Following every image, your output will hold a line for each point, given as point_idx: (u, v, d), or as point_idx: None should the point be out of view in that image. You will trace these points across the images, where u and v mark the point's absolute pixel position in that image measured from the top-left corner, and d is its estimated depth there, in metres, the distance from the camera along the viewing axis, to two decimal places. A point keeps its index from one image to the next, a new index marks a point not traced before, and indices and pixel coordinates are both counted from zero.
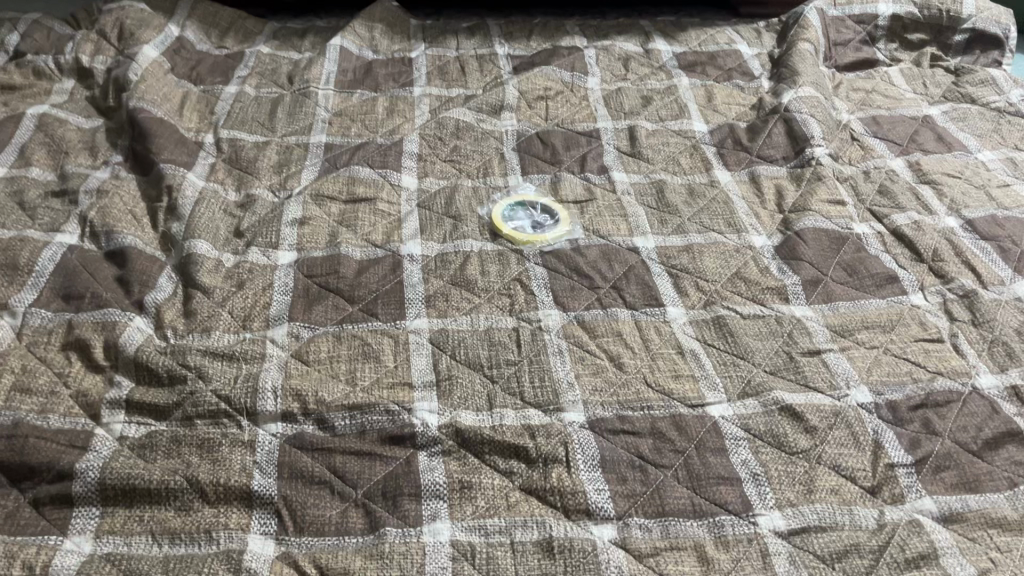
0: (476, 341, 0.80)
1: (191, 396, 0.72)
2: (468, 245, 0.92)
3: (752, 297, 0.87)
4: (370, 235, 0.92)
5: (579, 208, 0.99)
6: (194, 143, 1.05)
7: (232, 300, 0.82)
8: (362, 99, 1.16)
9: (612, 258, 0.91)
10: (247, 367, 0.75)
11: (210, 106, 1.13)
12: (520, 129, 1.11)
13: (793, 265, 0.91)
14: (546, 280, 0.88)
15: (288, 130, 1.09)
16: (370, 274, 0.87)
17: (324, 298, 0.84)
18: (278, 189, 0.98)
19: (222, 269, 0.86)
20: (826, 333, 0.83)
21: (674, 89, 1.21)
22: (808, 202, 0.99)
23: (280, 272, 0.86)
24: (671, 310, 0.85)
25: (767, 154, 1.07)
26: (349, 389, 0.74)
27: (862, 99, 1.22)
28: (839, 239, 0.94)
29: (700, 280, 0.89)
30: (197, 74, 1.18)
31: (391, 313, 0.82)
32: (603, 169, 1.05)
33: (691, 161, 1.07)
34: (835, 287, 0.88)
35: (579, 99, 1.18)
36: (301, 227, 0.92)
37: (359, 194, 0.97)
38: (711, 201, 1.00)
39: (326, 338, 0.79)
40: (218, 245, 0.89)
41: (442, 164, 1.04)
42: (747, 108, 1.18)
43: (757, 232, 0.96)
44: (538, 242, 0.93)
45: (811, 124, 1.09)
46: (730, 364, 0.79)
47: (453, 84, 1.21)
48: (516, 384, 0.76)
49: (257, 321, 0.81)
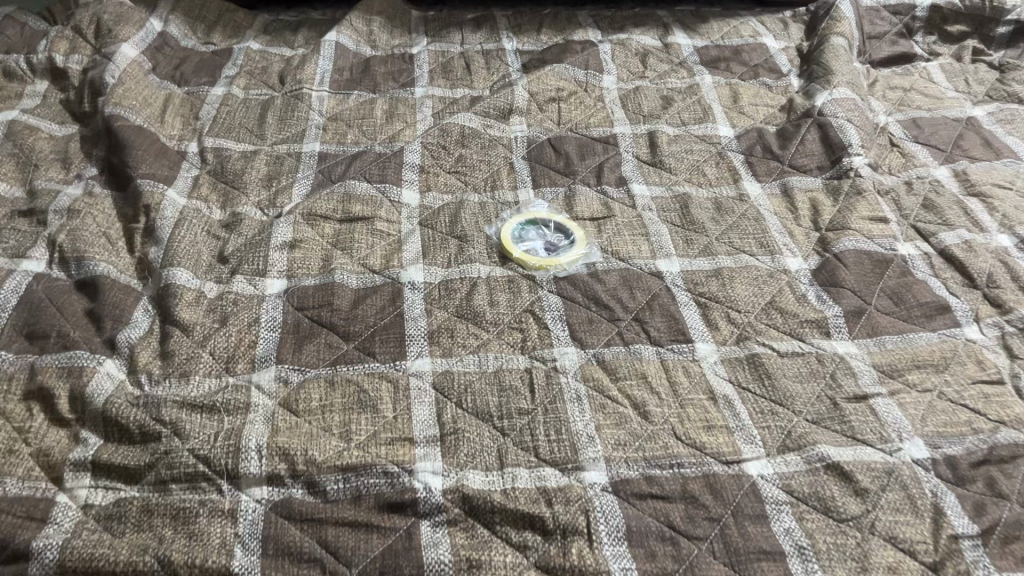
0: (484, 385, 0.72)
1: (166, 456, 0.64)
2: (475, 271, 0.83)
3: (790, 331, 0.78)
4: (368, 259, 0.84)
5: (596, 226, 0.90)
6: (176, 153, 0.96)
7: (213, 339, 0.74)
8: (359, 101, 1.07)
9: (633, 286, 0.83)
10: (229, 420, 0.67)
11: (194, 110, 1.04)
12: (531, 135, 1.02)
13: (833, 293, 0.82)
14: (561, 312, 0.80)
15: (279, 137, 1.00)
16: (366, 307, 0.78)
17: (317, 334, 0.75)
18: (267, 206, 0.90)
19: (204, 302, 0.78)
20: (872, 374, 0.74)
21: (696, 88, 1.12)
22: (847, 219, 0.90)
23: (268, 304, 0.78)
24: (700, 346, 0.77)
25: (800, 164, 0.98)
26: (343, 447, 0.66)
27: (899, 99, 1.12)
28: (882, 261, 0.86)
29: (732, 311, 0.80)
30: (181, 73, 1.09)
31: (390, 352, 0.74)
32: (621, 181, 0.96)
33: (717, 171, 0.98)
34: (880, 319, 0.80)
35: (594, 101, 1.09)
36: (292, 252, 0.83)
37: (355, 212, 0.88)
38: (740, 218, 0.92)
39: (318, 384, 0.71)
40: (200, 272, 0.81)
41: (446, 176, 0.95)
42: (776, 109, 1.09)
43: (791, 253, 0.87)
44: (551, 267, 0.84)
45: (848, 130, 1.00)
46: (768, 413, 0.71)
47: (457, 83, 1.12)
48: (529, 438, 0.68)
49: (241, 363, 0.72)
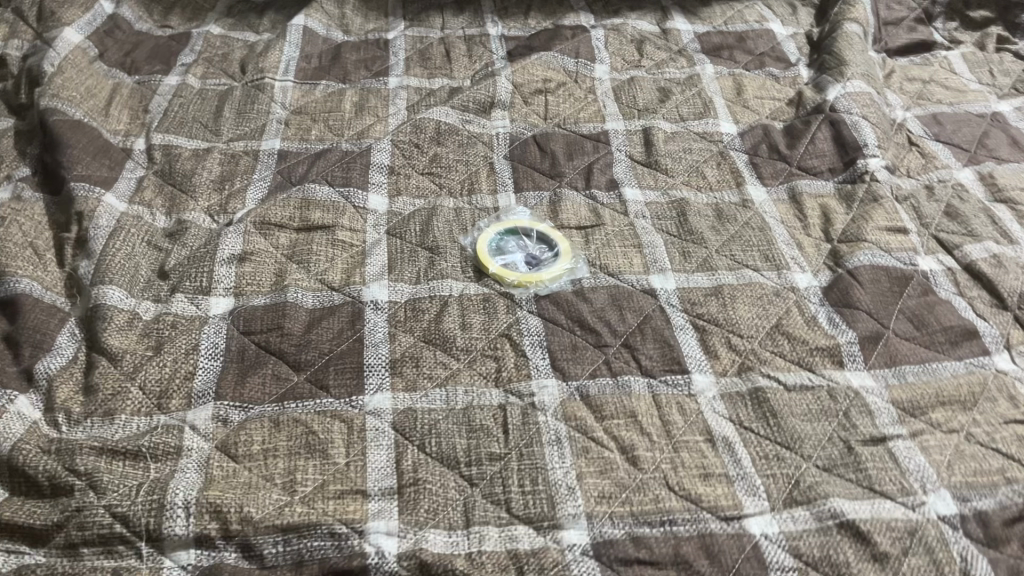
0: (451, 426, 0.63)
1: (78, 515, 0.55)
2: (446, 288, 0.75)
3: (798, 361, 0.70)
4: (326, 274, 0.75)
5: (583, 236, 0.81)
6: (120, 151, 0.87)
7: (145, 370, 0.65)
8: (327, 92, 0.98)
9: (623, 306, 0.74)
10: (156, 470, 0.59)
11: (144, 103, 0.94)
12: (514, 132, 0.93)
13: (846, 316, 0.74)
14: (541, 336, 0.71)
15: (235, 134, 0.91)
16: (321, 331, 0.70)
17: (263, 364, 0.67)
18: (217, 212, 0.81)
19: (138, 325, 0.69)
20: (891, 412, 0.66)
21: (696, 80, 1.03)
22: (862, 229, 0.81)
23: (210, 327, 0.69)
24: (697, 378, 0.68)
25: (809, 165, 0.89)
26: (285, 501, 0.57)
27: (918, 92, 1.03)
28: (901, 278, 0.77)
29: (733, 336, 0.72)
30: (133, 61, 1.00)
31: (345, 385, 0.65)
32: (612, 184, 0.87)
33: (718, 173, 0.89)
34: (900, 346, 0.71)
35: (585, 93, 1.00)
36: (241, 266, 0.74)
37: (315, 220, 0.79)
38: (743, 227, 0.83)
39: (261, 424, 0.62)
40: (135, 290, 0.72)
41: (419, 178, 0.86)
42: (783, 103, 0.99)
43: (800, 268, 0.78)
44: (531, 284, 0.75)
45: (864, 128, 0.91)
46: (774, 458, 0.63)
47: (436, 72, 1.03)
48: (500, 490, 0.59)
49: (175, 400, 0.64)
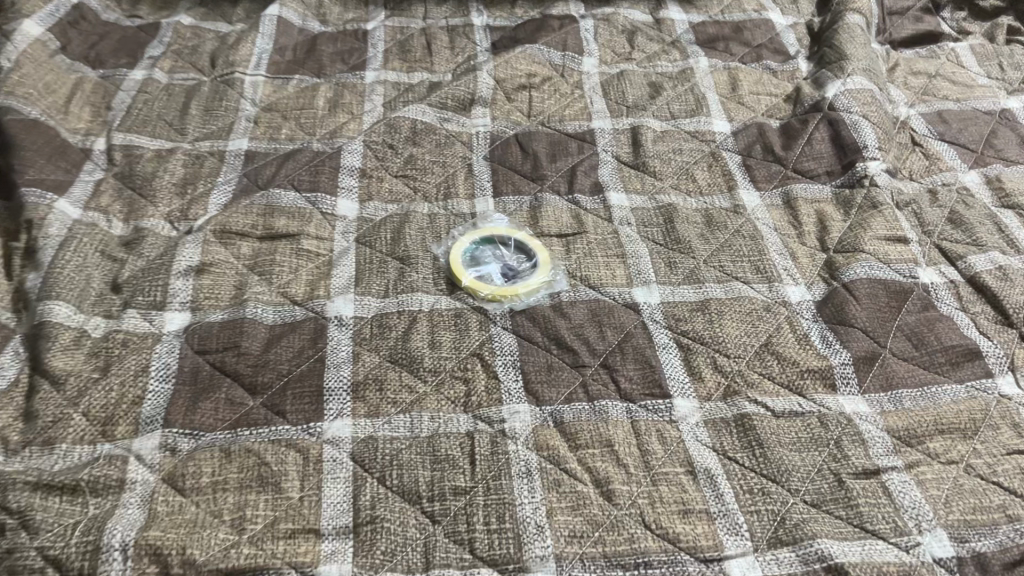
0: (414, 456, 0.59)
1: (7, 558, 0.51)
2: (416, 303, 0.70)
3: (788, 384, 0.65)
4: (289, 288, 0.71)
5: (564, 245, 0.77)
6: (79, 152, 0.82)
7: (90, 394, 0.61)
8: (300, 87, 0.93)
9: (603, 322, 0.70)
10: (96, 506, 0.55)
11: (107, 99, 0.90)
12: (494, 131, 0.88)
13: (841, 334, 0.69)
14: (515, 356, 0.67)
15: (201, 133, 0.87)
16: (281, 350, 0.66)
17: (217, 387, 0.63)
18: (178, 219, 0.77)
19: (86, 344, 0.65)
20: (886, 442, 0.62)
21: (689, 74, 0.98)
22: (859, 238, 0.77)
23: (163, 346, 0.65)
24: (680, 404, 0.64)
25: (805, 168, 0.85)
26: (232, 541, 0.54)
27: (923, 88, 0.98)
28: (900, 293, 0.72)
29: (719, 356, 0.67)
30: (97, 54, 0.95)
31: (302, 411, 0.61)
32: (597, 188, 0.83)
33: (709, 175, 0.85)
34: (897, 367, 0.67)
35: (571, 88, 0.95)
36: (198, 279, 0.70)
37: (279, 228, 0.75)
38: (733, 235, 0.78)
39: (211, 455, 0.58)
40: (85, 306, 0.67)
41: (392, 182, 0.82)
42: (779, 101, 0.94)
43: (793, 281, 0.74)
44: (506, 298, 0.71)
45: (864, 127, 0.86)
46: (759, 493, 0.58)
47: (415, 65, 0.98)
48: (464, 528, 0.55)
49: (122, 426, 0.60)
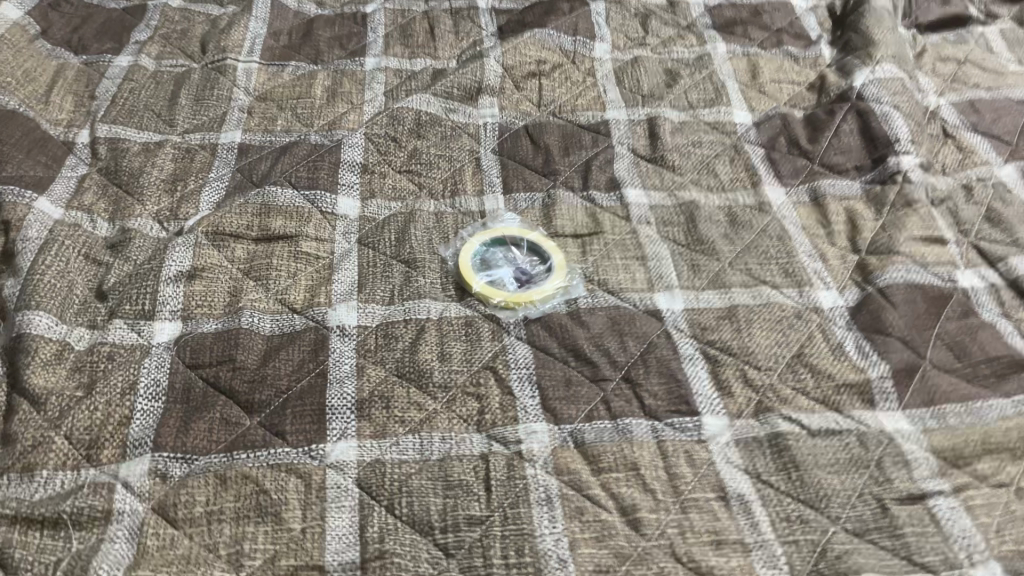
0: (425, 482, 0.55)
1: None
2: (424, 310, 0.66)
3: (823, 400, 0.61)
4: (287, 294, 0.66)
5: (580, 246, 0.72)
6: (59, 145, 0.77)
7: (73, 414, 0.56)
8: (296, 75, 0.88)
9: (624, 331, 0.65)
10: (80, 541, 0.51)
11: (90, 87, 0.84)
12: (503, 122, 0.83)
13: (878, 344, 0.65)
14: (531, 369, 0.62)
15: (191, 124, 0.81)
16: (279, 364, 0.61)
17: (211, 405, 0.58)
18: (167, 219, 0.72)
19: (69, 359, 0.60)
20: (931, 463, 0.57)
21: (707, 60, 0.93)
22: (893, 239, 0.72)
23: (152, 360, 0.60)
24: (709, 422, 0.59)
25: (833, 162, 0.80)
26: None
27: (952, 75, 0.93)
28: (939, 298, 0.68)
29: (749, 368, 0.63)
30: (80, 39, 0.89)
31: (303, 432, 0.57)
32: (613, 184, 0.78)
33: (731, 170, 0.80)
34: (938, 380, 0.63)
35: (583, 76, 0.90)
36: (189, 285, 0.66)
37: (275, 229, 0.70)
38: (759, 235, 0.73)
39: (205, 481, 0.54)
40: (67, 315, 0.63)
41: (396, 177, 0.77)
42: (802, 89, 0.90)
43: (824, 285, 0.70)
44: (520, 305, 0.66)
45: (896, 120, 0.81)
46: (798, 521, 0.54)
47: (418, 51, 0.93)
48: (480, 563, 0.51)
49: (108, 449, 0.55)
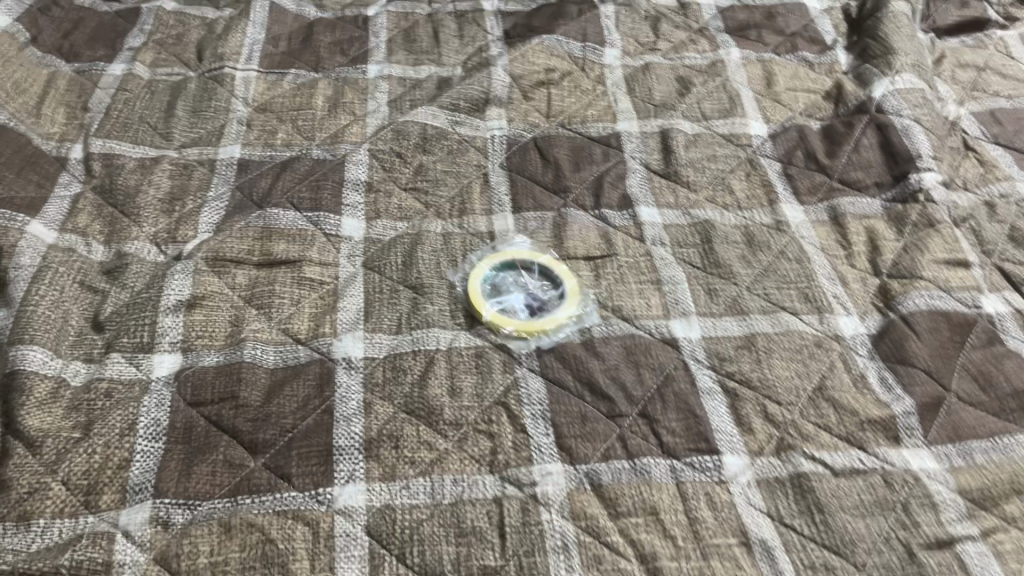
0: (437, 530, 0.53)
1: None
2: (433, 340, 0.63)
3: (846, 437, 0.59)
4: (292, 324, 0.64)
5: (592, 269, 0.70)
6: (52, 161, 0.74)
7: (70, 458, 0.54)
8: (296, 84, 0.85)
9: (640, 362, 0.63)
10: None
11: (83, 98, 0.81)
12: (511, 135, 0.81)
13: (902, 375, 0.63)
14: (544, 404, 0.60)
15: (189, 138, 0.79)
16: (283, 401, 0.59)
17: (213, 446, 0.56)
18: (165, 241, 0.69)
19: (65, 396, 0.58)
20: (959, 506, 0.55)
21: (720, 67, 0.90)
22: (915, 262, 0.70)
23: (152, 397, 0.58)
24: (729, 461, 0.58)
25: (852, 178, 0.78)
26: None
27: (972, 82, 0.91)
28: (963, 326, 0.66)
29: (770, 402, 0.61)
30: (72, 46, 0.86)
31: (310, 475, 0.55)
32: (625, 202, 0.76)
33: (747, 186, 0.77)
34: (965, 415, 0.61)
35: (593, 84, 0.87)
36: (189, 314, 0.63)
37: (278, 254, 0.68)
38: (778, 257, 0.71)
39: (209, 530, 0.52)
40: (63, 348, 0.60)
41: (402, 196, 0.74)
42: (819, 99, 0.87)
43: (845, 311, 0.67)
44: (532, 335, 0.64)
45: (917, 134, 0.79)
46: (823, 568, 0.52)
47: (422, 58, 0.90)
48: None
49: (107, 495, 0.53)
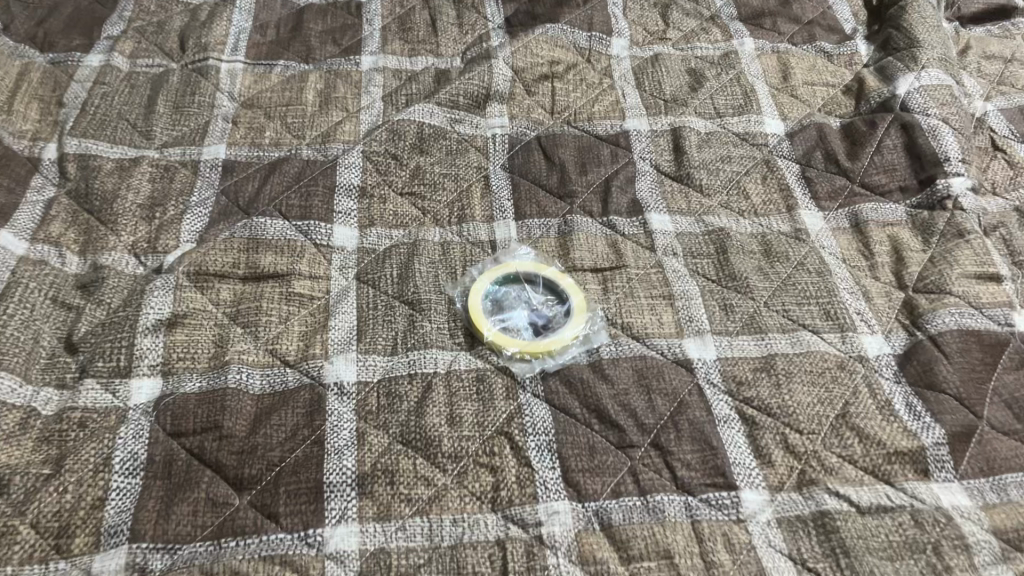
0: None
1: None
2: (431, 362, 0.59)
3: (872, 470, 0.55)
4: (280, 345, 0.60)
5: (600, 283, 0.66)
6: (24, 163, 0.69)
7: (40, 497, 0.50)
8: (285, 76, 0.80)
9: (652, 386, 0.59)
10: None
11: (58, 92, 0.77)
12: (513, 134, 0.76)
13: (931, 401, 0.59)
14: (550, 434, 0.56)
15: (170, 137, 0.74)
16: (271, 432, 0.55)
17: (195, 482, 0.52)
18: (145, 252, 0.65)
19: (35, 428, 0.54)
20: (993, 548, 0.51)
21: (733, 59, 0.85)
22: (944, 276, 0.66)
23: (129, 427, 0.54)
24: (748, 497, 0.54)
25: (876, 182, 0.73)
26: None
27: (1000, 76, 0.86)
28: (995, 347, 0.62)
29: (790, 431, 0.57)
30: (46, 35, 0.81)
31: (298, 515, 0.51)
32: (635, 208, 0.71)
33: (763, 190, 0.73)
34: (998, 445, 0.56)
35: (599, 78, 0.82)
36: (170, 334, 0.59)
37: (265, 266, 0.64)
38: (796, 270, 0.67)
39: None
40: (33, 373, 0.56)
41: (397, 201, 0.70)
42: (838, 94, 0.82)
43: (869, 329, 0.63)
44: (536, 356, 0.60)
45: (944, 135, 0.74)
46: None
47: (418, 48, 0.85)
48: None
49: (79, 539, 0.49)
